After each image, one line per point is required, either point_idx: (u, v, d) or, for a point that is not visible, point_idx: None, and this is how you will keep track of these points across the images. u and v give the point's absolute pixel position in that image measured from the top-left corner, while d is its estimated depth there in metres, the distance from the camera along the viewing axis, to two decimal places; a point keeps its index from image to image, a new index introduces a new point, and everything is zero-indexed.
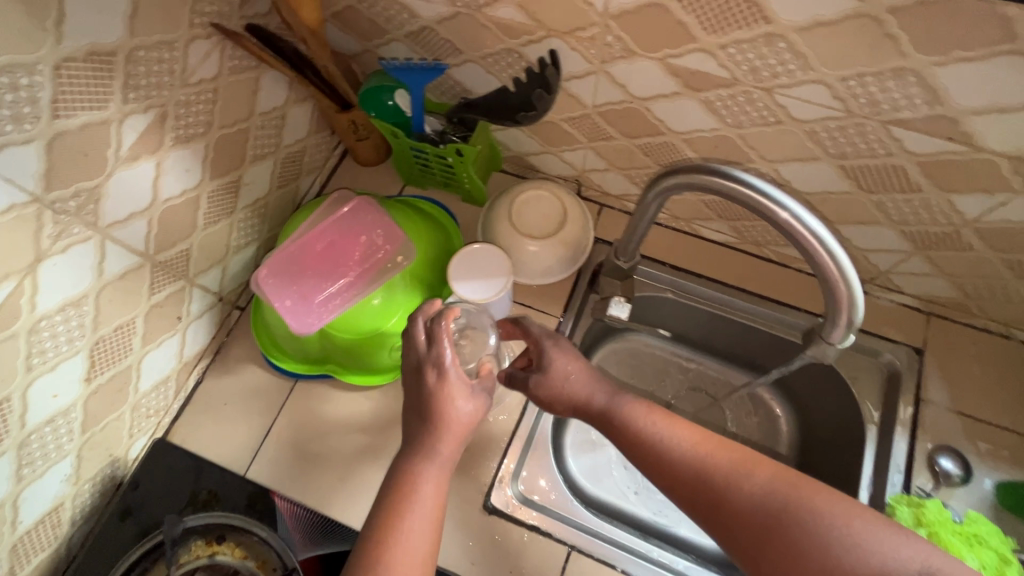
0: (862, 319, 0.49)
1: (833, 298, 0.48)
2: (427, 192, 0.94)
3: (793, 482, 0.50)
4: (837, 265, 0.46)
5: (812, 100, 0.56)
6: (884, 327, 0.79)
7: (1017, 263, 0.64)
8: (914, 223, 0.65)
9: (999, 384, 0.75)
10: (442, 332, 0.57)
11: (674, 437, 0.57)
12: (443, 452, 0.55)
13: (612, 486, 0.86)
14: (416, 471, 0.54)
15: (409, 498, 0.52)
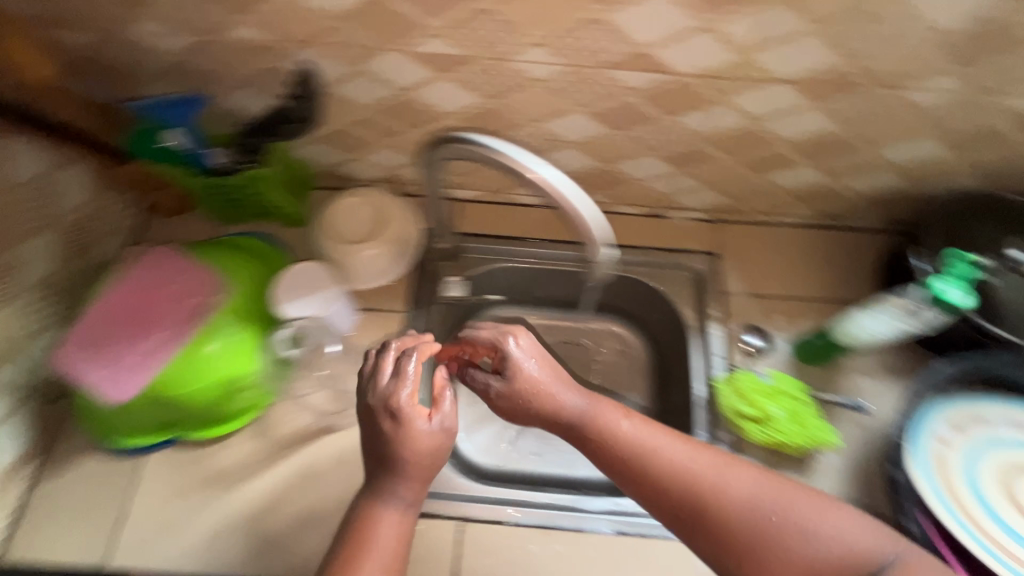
0: (611, 236, 0.56)
1: (579, 227, 0.55)
2: (249, 226, 0.89)
3: (778, 486, 0.52)
4: (569, 202, 0.53)
5: (537, 60, 0.63)
6: (683, 242, 0.91)
7: (750, 161, 0.77)
8: (665, 147, 0.75)
9: (779, 264, 0.89)
10: (410, 372, 0.58)
11: (654, 444, 0.55)
12: (400, 496, 0.56)
13: (501, 452, 0.90)
14: (370, 517, 0.55)
15: (365, 548, 0.53)
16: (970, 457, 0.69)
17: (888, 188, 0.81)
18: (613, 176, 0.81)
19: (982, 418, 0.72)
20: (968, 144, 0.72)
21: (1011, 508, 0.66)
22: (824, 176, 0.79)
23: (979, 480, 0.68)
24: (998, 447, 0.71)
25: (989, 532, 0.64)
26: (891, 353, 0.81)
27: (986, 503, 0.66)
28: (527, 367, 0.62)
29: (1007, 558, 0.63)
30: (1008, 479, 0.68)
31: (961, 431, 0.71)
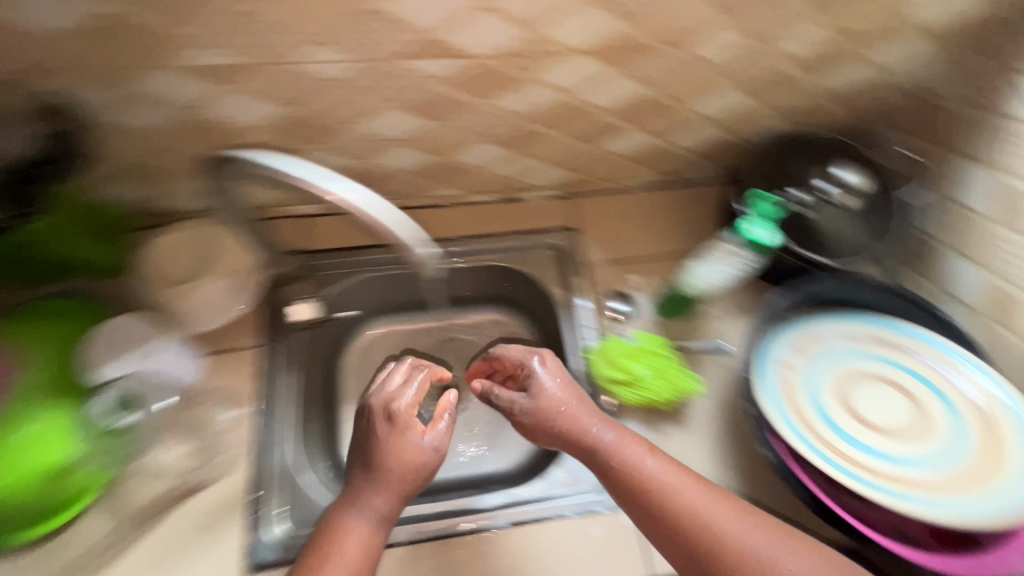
0: (419, 234, 0.53)
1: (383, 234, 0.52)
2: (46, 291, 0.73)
3: (792, 543, 0.56)
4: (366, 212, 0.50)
5: (324, 58, 0.60)
6: (539, 220, 0.92)
7: (578, 132, 0.78)
8: (492, 130, 0.74)
9: (633, 228, 0.92)
10: (417, 379, 0.67)
11: (669, 484, 0.59)
12: (376, 508, 0.60)
13: None
14: (341, 527, 0.59)
15: (328, 553, 0.57)
16: (812, 377, 0.75)
17: (712, 140, 0.85)
18: (451, 165, 0.81)
19: (821, 339, 0.78)
20: (766, 89, 0.76)
21: (849, 417, 0.71)
22: (652, 137, 0.82)
23: (820, 396, 0.73)
24: (837, 363, 0.76)
25: (830, 442, 0.69)
26: (742, 294, 0.87)
27: (826, 416, 0.71)
28: (552, 394, 0.66)
29: (847, 462, 0.67)
30: (847, 391, 0.73)
31: (803, 354, 0.77)
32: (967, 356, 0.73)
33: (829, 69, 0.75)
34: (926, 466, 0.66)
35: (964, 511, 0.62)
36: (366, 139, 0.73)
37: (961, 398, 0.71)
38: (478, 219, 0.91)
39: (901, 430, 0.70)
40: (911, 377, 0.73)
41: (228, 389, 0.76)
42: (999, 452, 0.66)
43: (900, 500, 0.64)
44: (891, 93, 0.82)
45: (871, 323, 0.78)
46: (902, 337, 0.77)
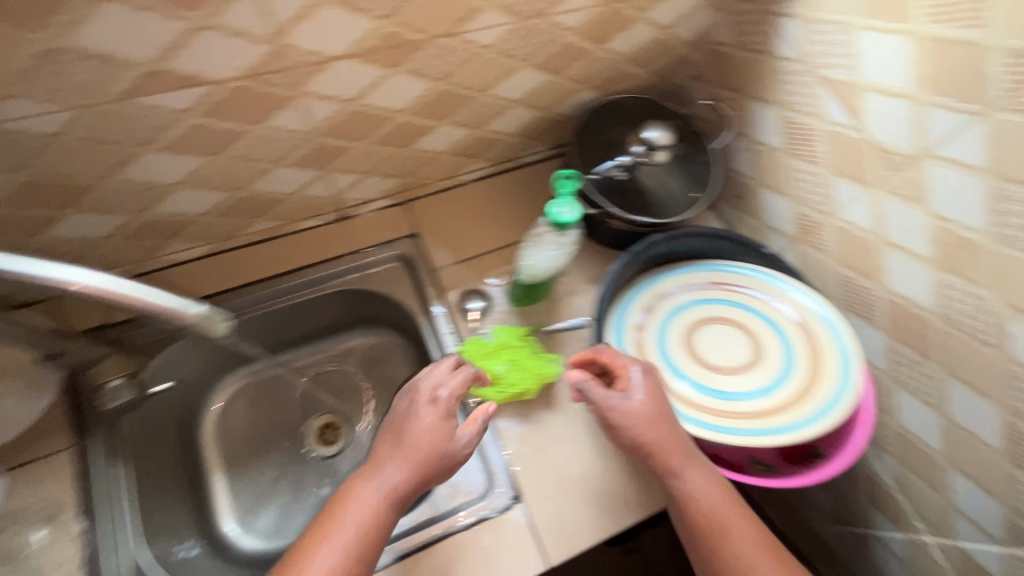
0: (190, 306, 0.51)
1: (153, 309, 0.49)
2: None
3: None
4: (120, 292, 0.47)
5: (29, 113, 0.51)
6: (377, 233, 0.88)
7: (383, 139, 0.73)
8: (284, 154, 0.68)
9: (478, 222, 0.90)
10: (463, 374, 0.69)
11: (734, 531, 0.59)
12: (394, 481, 0.61)
13: None
14: (354, 493, 0.61)
15: (334, 526, 0.59)
16: (661, 334, 0.77)
17: (530, 120, 0.85)
18: (257, 198, 0.75)
19: (666, 295, 0.81)
20: (563, 64, 0.76)
21: (697, 366, 0.74)
22: (466, 129, 0.80)
23: (670, 352, 0.76)
24: (683, 314, 0.79)
25: (682, 395, 0.71)
26: (591, 265, 0.88)
27: (677, 370, 0.74)
28: (647, 414, 0.63)
29: (698, 412, 0.70)
30: (693, 340, 0.77)
31: (652, 314, 0.79)
32: (789, 282, 0.78)
33: (618, 34, 0.75)
34: (765, 395, 0.71)
35: (797, 429, 0.67)
36: (139, 189, 0.65)
37: (788, 322, 0.76)
38: (310, 245, 0.86)
39: (742, 366, 0.74)
40: (745, 313, 0.78)
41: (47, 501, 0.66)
42: (824, 365, 0.71)
43: (746, 435, 0.67)
44: (684, 46, 0.85)
45: (707, 269, 0.82)
46: (735, 277, 0.81)
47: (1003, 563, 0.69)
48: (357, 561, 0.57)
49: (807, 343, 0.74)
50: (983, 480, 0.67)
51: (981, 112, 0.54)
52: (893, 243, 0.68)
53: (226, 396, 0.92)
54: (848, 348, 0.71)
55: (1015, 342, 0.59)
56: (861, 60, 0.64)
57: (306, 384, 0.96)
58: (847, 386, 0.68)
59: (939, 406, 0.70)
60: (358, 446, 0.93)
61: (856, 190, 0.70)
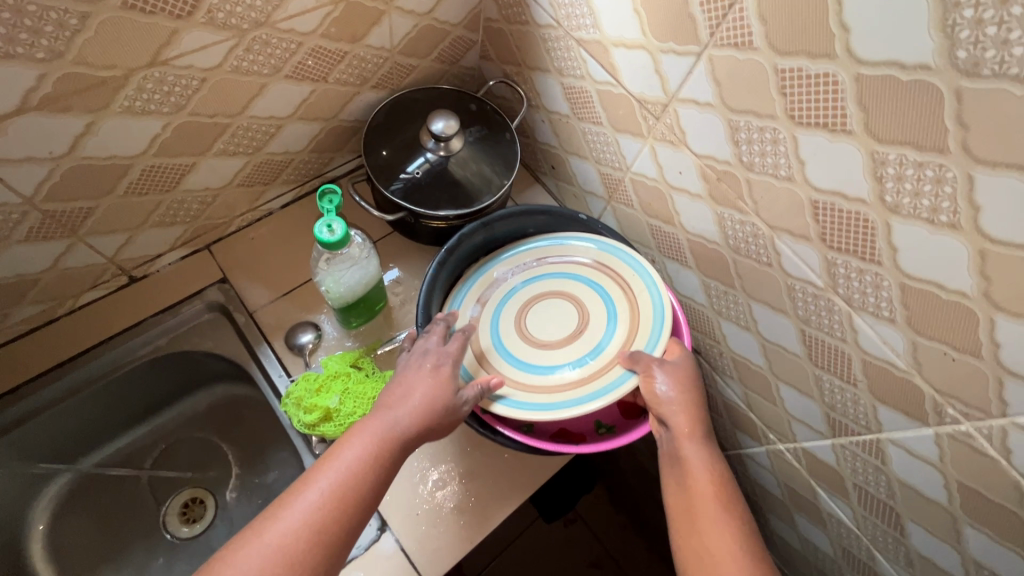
0: None
1: None
2: None
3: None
4: None
5: None
6: (181, 287, 0.80)
7: (136, 188, 0.66)
8: (8, 230, 0.60)
9: (294, 250, 0.84)
10: (462, 339, 0.68)
11: (727, 503, 0.62)
12: (402, 422, 0.59)
13: None
14: (365, 429, 0.58)
15: (345, 469, 0.55)
16: (495, 323, 0.76)
17: (317, 134, 0.80)
18: (3, 284, 0.65)
19: (496, 281, 0.79)
20: (323, 69, 0.71)
21: (530, 347, 0.74)
22: (242, 158, 0.73)
23: (504, 339, 0.75)
24: (515, 297, 0.78)
25: (517, 382, 0.71)
26: (422, 268, 0.86)
27: (511, 356, 0.73)
28: (688, 380, 0.68)
29: (533, 394, 0.70)
30: (526, 322, 0.76)
31: (484, 305, 0.77)
32: (607, 240, 0.79)
33: (372, 29, 0.71)
34: (594, 360, 0.72)
35: (621, 385, 0.68)
36: None
37: (611, 281, 0.77)
38: (99, 320, 0.76)
39: (572, 336, 0.74)
40: (571, 282, 0.78)
41: None
42: (642, 315, 0.74)
43: (578, 404, 0.68)
44: (459, 28, 0.82)
45: (533, 246, 0.81)
46: (562, 247, 0.81)
47: (834, 452, 0.75)
48: (358, 486, 0.55)
49: (628, 298, 0.76)
50: (801, 385, 0.73)
51: (701, 51, 0.57)
52: (676, 187, 0.71)
53: (51, 511, 0.81)
54: (660, 293, 0.74)
55: (785, 258, 0.63)
56: (600, 17, 0.65)
57: (149, 472, 0.86)
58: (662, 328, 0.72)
59: (752, 328, 0.74)
60: (227, 516, 0.85)
61: (636, 143, 0.72)
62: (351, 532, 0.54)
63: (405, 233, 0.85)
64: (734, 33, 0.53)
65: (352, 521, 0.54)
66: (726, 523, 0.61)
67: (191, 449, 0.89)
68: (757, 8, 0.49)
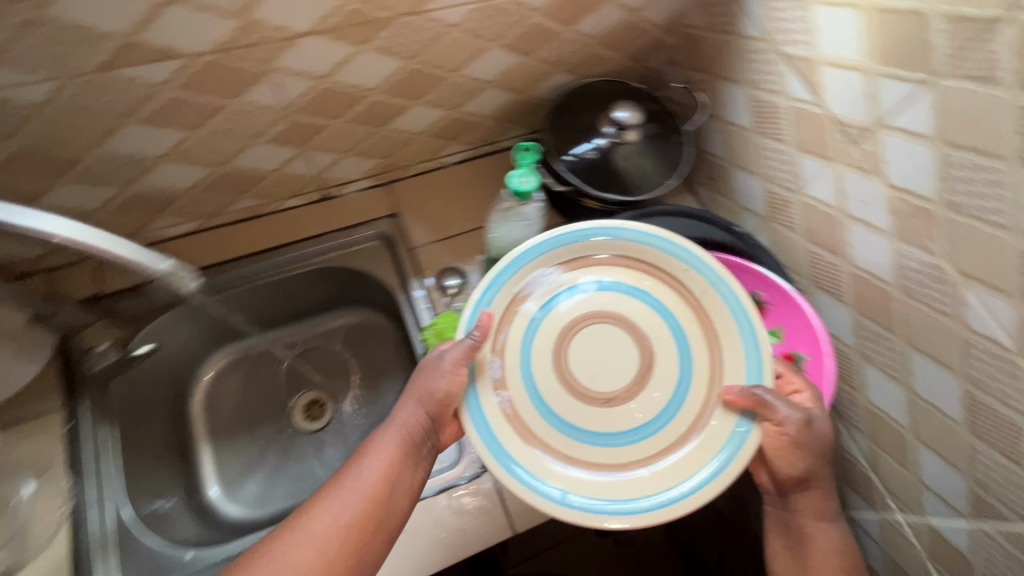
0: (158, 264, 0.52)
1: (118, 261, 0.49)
2: None
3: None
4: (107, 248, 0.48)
5: (16, 82, 0.53)
6: (360, 213, 0.91)
7: (360, 117, 0.76)
8: (263, 130, 0.71)
9: (456, 203, 0.93)
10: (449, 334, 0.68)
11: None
12: (407, 420, 0.61)
13: (283, 492, 0.88)
14: (375, 441, 0.61)
15: (353, 479, 0.58)
16: (527, 376, 0.64)
17: (505, 103, 0.87)
18: (240, 174, 0.78)
19: (513, 307, 0.66)
20: (533, 45, 0.78)
21: (584, 407, 0.63)
22: (442, 111, 0.82)
23: (541, 390, 0.64)
24: (543, 329, 0.66)
25: (598, 465, 0.61)
26: None
27: (582, 430, 0.63)
28: (825, 441, 0.61)
29: (636, 486, 0.59)
30: (570, 361, 0.65)
31: (510, 345, 0.65)
32: (629, 227, 0.66)
33: (586, 16, 0.77)
34: (674, 410, 0.63)
35: (742, 441, 0.58)
36: (125, 161, 0.68)
37: (652, 279, 0.67)
38: (297, 222, 0.88)
39: (635, 381, 0.64)
40: (605, 288, 0.67)
41: (32, 458, 0.68)
42: (716, 321, 0.64)
43: (698, 487, 0.57)
44: (657, 30, 0.86)
45: (537, 258, 0.66)
46: (576, 246, 0.67)
47: (971, 539, 0.67)
48: (369, 491, 0.57)
49: (689, 303, 0.66)
50: (947, 452, 0.67)
51: (928, 80, 0.55)
52: (855, 216, 0.69)
53: (224, 364, 0.96)
54: (732, 288, 0.63)
55: (970, 310, 0.59)
56: (818, 35, 0.65)
57: (297, 363, 0.98)
58: (754, 344, 0.61)
59: (904, 380, 0.70)
60: (343, 422, 0.94)
61: (820, 166, 0.71)
62: (370, 535, 0.55)
63: (559, 208, 0.90)
64: (977, 66, 0.51)
65: (368, 525, 0.56)
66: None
67: (331, 355, 0.99)
68: (1015, 43, 0.47)
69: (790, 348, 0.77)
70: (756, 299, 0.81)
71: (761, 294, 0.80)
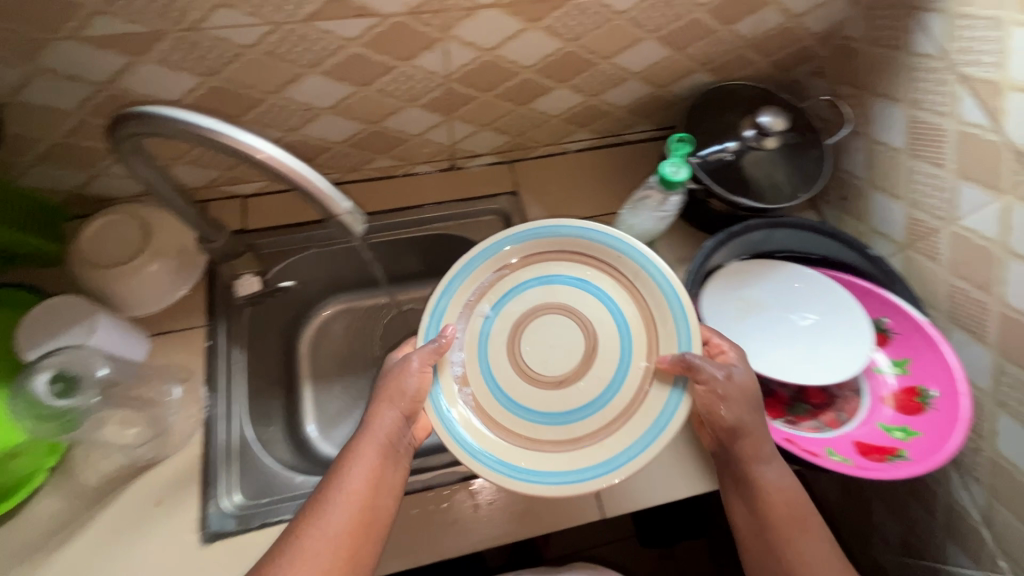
0: (343, 204, 0.57)
1: (306, 190, 0.55)
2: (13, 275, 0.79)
3: None
4: (301, 173, 0.54)
5: (235, 23, 0.59)
6: (482, 187, 0.94)
7: (506, 93, 0.79)
8: (420, 94, 0.75)
9: (574, 189, 0.94)
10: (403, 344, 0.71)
11: (811, 529, 0.59)
12: (387, 425, 0.63)
13: None
14: (356, 450, 0.61)
15: (340, 492, 0.59)
16: (486, 370, 0.68)
17: (642, 96, 0.87)
18: (386, 134, 0.82)
19: (468, 310, 0.70)
20: (687, 40, 0.77)
21: (536, 391, 0.68)
22: (582, 96, 0.84)
23: (497, 377, 0.68)
24: (496, 325, 0.71)
25: (559, 444, 0.65)
26: (680, 245, 0.90)
27: (536, 411, 0.67)
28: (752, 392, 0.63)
29: (584, 456, 0.63)
30: (522, 349, 0.69)
31: (468, 340, 0.69)
32: (564, 224, 0.71)
33: (747, 16, 0.76)
34: (620, 382, 0.67)
35: (678, 406, 0.62)
36: (297, 109, 0.73)
37: (593, 270, 0.72)
38: (423, 188, 0.92)
39: (581, 363, 0.69)
40: (553, 282, 0.72)
41: (179, 364, 0.78)
42: (647, 297, 0.69)
43: (644, 447, 0.61)
44: (811, 39, 0.84)
45: (481, 266, 0.71)
46: (515, 250, 0.72)
47: None
48: (358, 501, 0.58)
49: (625, 287, 0.71)
50: None
51: None
52: (1018, 253, 0.65)
53: (340, 306, 0.99)
54: (660, 269, 0.68)
55: None
56: (1010, 57, 0.62)
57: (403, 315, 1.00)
58: (684, 315, 0.66)
59: None
60: None
61: (984, 196, 0.67)
62: (367, 542, 0.57)
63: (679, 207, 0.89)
64: None
65: (362, 533, 0.57)
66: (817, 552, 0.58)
67: None
68: None
69: (916, 382, 0.72)
70: (880, 326, 0.76)
71: (888, 322, 0.76)
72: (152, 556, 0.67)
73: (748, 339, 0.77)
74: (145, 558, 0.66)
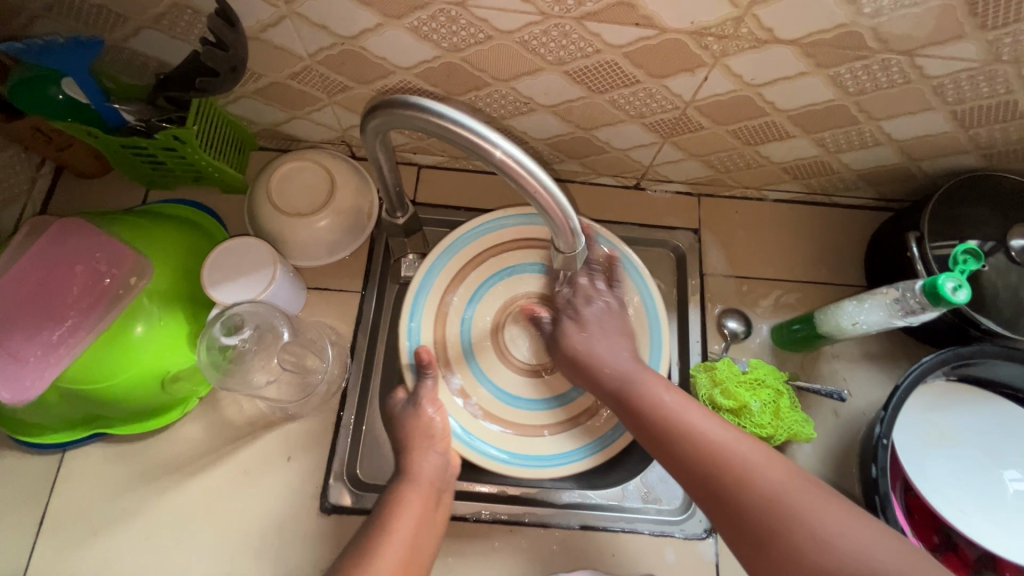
0: (580, 224, 0.49)
1: (543, 207, 0.47)
2: (201, 194, 0.81)
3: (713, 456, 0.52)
4: (548, 193, 0.46)
5: (504, 8, 0.53)
6: (662, 216, 0.85)
7: (740, 131, 0.69)
8: (649, 113, 0.67)
9: (762, 243, 0.84)
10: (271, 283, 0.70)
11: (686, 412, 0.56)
12: (428, 469, 0.63)
13: None
14: (398, 501, 0.60)
15: (387, 540, 0.56)
16: (487, 381, 0.73)
17: (886, 165, 0.75)
18: (589, 142, 0.75)
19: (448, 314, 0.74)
20: (982, 120, 0.64)
21: (536, 380, 0.73)
22: (819, 151, 0.72)
23: (493, 376, 0.73)
24: (472, 325, 0.74)
25: (570, 420, 0.72)
26: (870, 340, 0.79)
27: (544, 401, 0.73)
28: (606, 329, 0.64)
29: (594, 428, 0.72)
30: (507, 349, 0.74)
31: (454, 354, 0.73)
32: (502, 218, 0.76)
33: None
34: None
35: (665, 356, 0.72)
36: (517, 101, 0.67)
37: (535, 252, 0.77)
38: (600, 202, 0.85)
39: None
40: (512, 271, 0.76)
41: (328, 324, 0.77)
42: None
43: None
44: None
45: (436, 273, 0.74)
46: (470, 247, 0.75)
47: None
48: (406, 546, 0.56)
49: None
50: None
51: None
52: None
53: None
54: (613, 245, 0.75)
55: None
56: None
57: None
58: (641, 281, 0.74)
59: None
60: None
61: None
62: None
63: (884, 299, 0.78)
64: None
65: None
66: (754, 458, 0.51)
67: None
68: None
69: None
70: None
71: None
72: (281, 509, 0.70)
73: (939, 476, 0.67)
74: (274, 509, 0.69)
